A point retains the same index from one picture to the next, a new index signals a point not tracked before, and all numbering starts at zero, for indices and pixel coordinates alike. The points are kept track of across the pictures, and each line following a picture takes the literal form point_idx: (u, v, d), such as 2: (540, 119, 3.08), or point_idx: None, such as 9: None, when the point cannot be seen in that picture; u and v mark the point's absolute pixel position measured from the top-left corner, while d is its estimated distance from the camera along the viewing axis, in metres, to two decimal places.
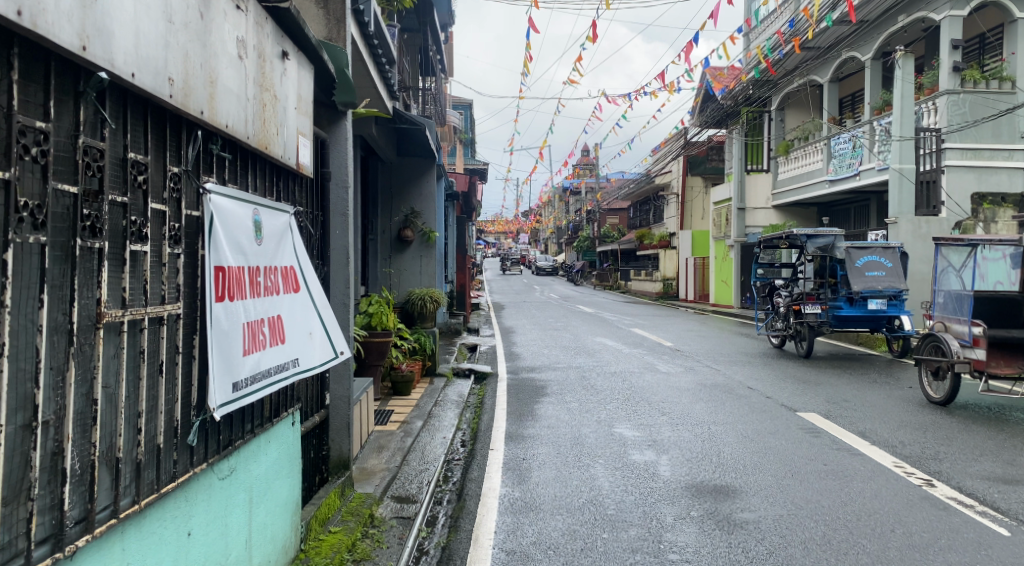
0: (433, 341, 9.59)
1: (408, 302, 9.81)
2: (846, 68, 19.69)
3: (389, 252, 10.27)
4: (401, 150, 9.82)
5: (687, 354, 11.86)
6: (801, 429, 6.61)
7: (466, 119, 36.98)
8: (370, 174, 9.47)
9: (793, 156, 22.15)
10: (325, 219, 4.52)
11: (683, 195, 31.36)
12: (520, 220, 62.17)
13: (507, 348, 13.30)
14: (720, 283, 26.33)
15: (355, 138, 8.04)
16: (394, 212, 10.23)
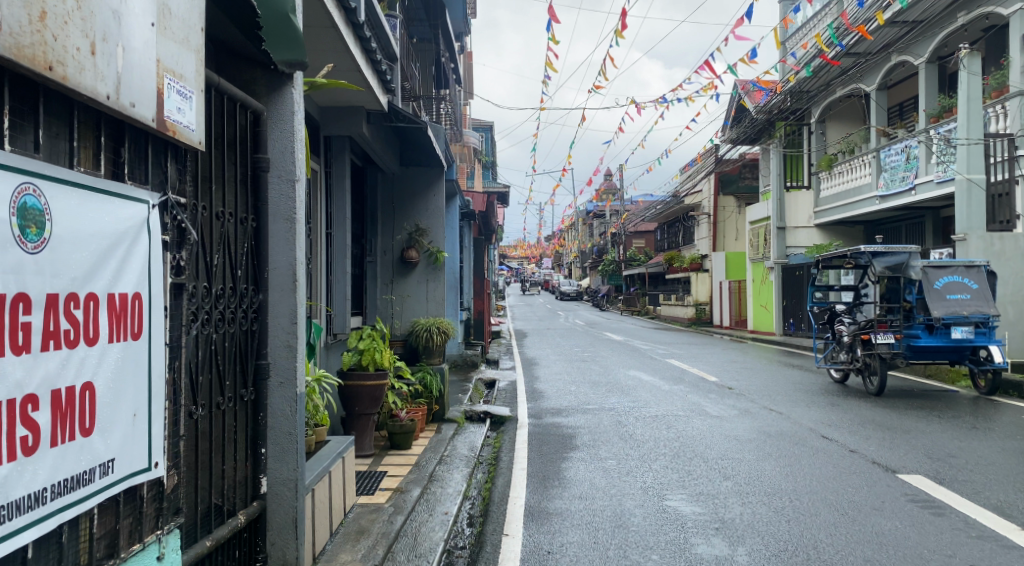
0: (440, 380, 8.20)
1: (412, 334, 8.46)
2: (895, 75, 18.10)
3: (391, 276, 8.90)
4: (404, 157, 8.54)
5: (737, 392, 10.30)
6: (914, 501, 5.04)
7: (487, 141, 36.02)
8: (366, 184, 8.16)
9: (836, 171, 20.61)
10: (257, 225, 3.14)
11: (715, 216, 29.82)
12: (543, 244, 60.96)
13: (529, 384, 11.85)
14: (758, 308, 24.64)
15: (343, 139, 6.66)
16: (397, 230, 8.92)
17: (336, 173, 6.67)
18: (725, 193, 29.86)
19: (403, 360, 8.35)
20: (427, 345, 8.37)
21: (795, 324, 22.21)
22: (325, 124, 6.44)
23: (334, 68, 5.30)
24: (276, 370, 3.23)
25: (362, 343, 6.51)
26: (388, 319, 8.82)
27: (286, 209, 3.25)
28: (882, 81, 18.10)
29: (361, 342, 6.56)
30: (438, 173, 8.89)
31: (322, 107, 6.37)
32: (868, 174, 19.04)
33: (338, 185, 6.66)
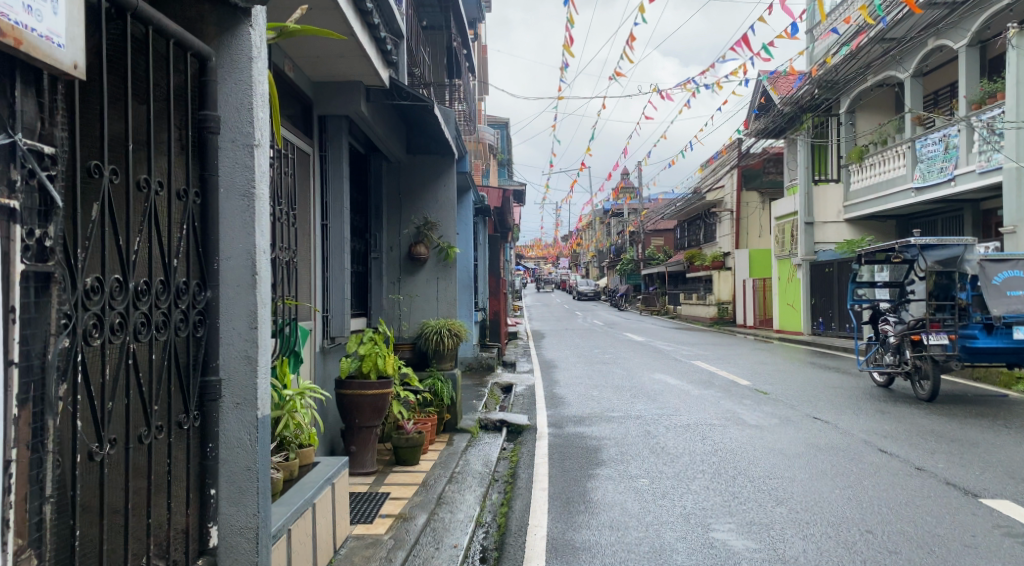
0: (452, 388, 7.53)
1: (421, 337, 7.77)
2: (931, 60, 17.05)
3: (398, 274, 8.20)
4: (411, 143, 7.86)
5: (774, 397, 9.52)
6: (1012, 535, 4.23)
7: (502, 138, 35.41)
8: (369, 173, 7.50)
9: (868, 163, 19.62)
10: (203, 203, 2.47)
11: (738, 212, 28.92)
12: (560, 244, 60.26)
13: (548, 389, 11.14)
14: (785, 306, 23.74)
15: (341, 118, 5.96)
16: (404, 223, 8.22)
17: (332, 157, 5.97)
18: (748, 188, 29.06)
19: (411, 365, 7.67)
20: (438, 349, 7.69)
21: (825, 323, 21.26)
22: (319, 101, 5.78)
23: (313, 15, 4.51)
24: (230, 389, 2.53)
25: (362, 349, 5.88)
26: (394, 320, 8.10)
27: (242, 182, 2.56)
28: (918, 67, 17.05)
29: (363, 348, 5.93)
30: (449, 163, 8.19)
31: (315, 82, 5.72)
32: (902, 166, 18.05)
33: (334, 170, 5.96)
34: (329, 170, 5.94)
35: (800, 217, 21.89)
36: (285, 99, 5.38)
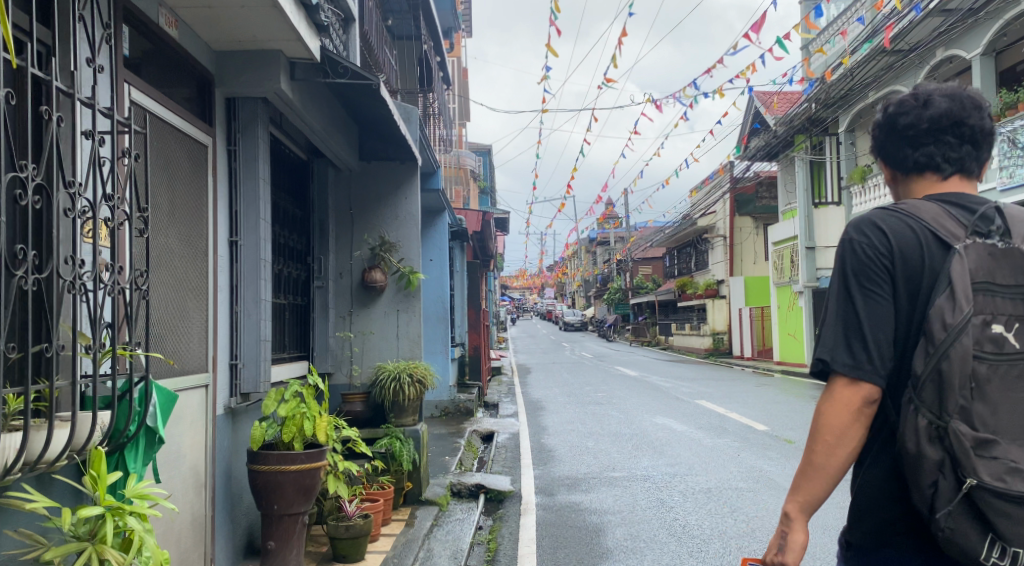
0: (414, 449, 6.01)
1: (376, 385, 6.24)
2: (940, 73, 16.06)
3: (349, 305, 6.65)
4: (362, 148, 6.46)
5: (802, 447, 8.08)
6: None
7: (485, 165, 34.27)
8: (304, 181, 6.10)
9: (870, 183, 18.51)
10: None
11: (731, 238, 27.80)
12: (547, 274, 59.08)
13: (535, 437, 9.62)
14: (785, 336, 22.37)
15: (257, 99, 4.50)
16: (355, 244, 6.67)
17: (244, 154, 4.51)
18: (741, 214, 28.01)
19: (363, 419, 6.12)
20: (395, 401, 6.18)
21: None
22: (225, 79, 4.33)
23: None
24: None
25: (284, 411, 4.35)
26: (345, 362, 6.55)
27: None
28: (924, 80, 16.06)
29: (285, 408, 4.39)
30: (410, 172, 6.76)
31: (219, 52, 4.31)
32: None
33: (247, 172, 4.52)
34: (241, 170, 4.50)
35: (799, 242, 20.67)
36: (172, 72, 3.95)
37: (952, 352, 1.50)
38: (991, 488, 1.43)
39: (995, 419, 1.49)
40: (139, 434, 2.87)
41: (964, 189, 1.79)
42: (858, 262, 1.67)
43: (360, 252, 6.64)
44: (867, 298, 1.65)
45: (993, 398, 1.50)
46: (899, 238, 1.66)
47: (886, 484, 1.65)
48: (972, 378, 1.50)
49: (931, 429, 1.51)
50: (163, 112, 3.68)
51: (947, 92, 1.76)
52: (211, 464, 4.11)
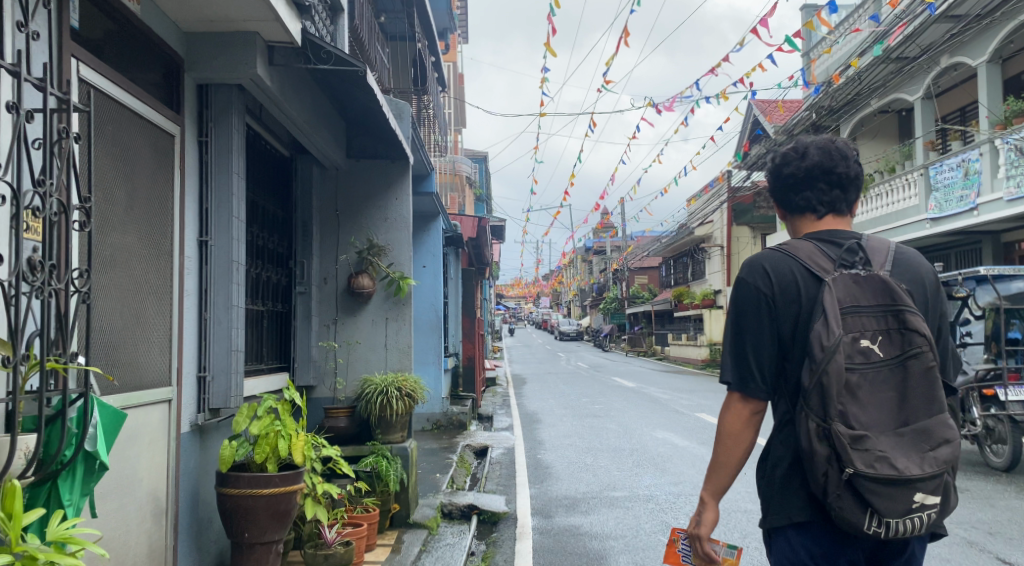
0: (401, 467, 5.65)
1: (362, 398, 5.85)
2: (943, 81, 15.81)
3: (334, 313, 6.25)
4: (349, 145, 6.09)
5: None
6: None
7: (481, 173, 33.95)
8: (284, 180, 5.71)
9: (872, 193, 18.25)
10: None
11: (729, 248, 27.52)
12: (543, 283, 58.69)
13: (531, 452, 9.21)
14: None
15: (232, 87, 4.12)
16: (341, 247, 6.27)
17: (215, 146, 4.12)
18: (739, 223, 27.75)
19: (346, 435, 5.74)
20: (381, 417, 5.78)
21: None
22: (195, 63, 3.94)
23: None
24: None
25: (255, 430, 3.94)
26: (328, 373, 6.14)
27: None
28: (928, 88, 15.80)
29: (257, 427, 3.98)
30: (402, 172, 6.38)
31: (188, 34, 3.93)
32: (914, 196, 16.53)
33: (219, 165, 4.12)
34: (212, 163, 4.10)
35: None
36: (138, 55, 3.57)
37: (828, 362, 1.71)
38: (865, 473, 1.64)
39: (872, 416, 1.69)
40: (75, 460, 2.42)
41: (839, 225, 2.04)
42: (744, 292, 1.92)
43: (345, 256, 6.25)
44: (751, 324, 1.89)
45: (867, 397, 1.71)
46: (777, 271, 1.90)
47: (791, 478, 1.83)
48: (846, 382, 1.71)
49: (816, 428, 1.72)
50: (121, 96, 3.28)
51: (817, 143, 2.03)
52: (174, 489, 3.67)
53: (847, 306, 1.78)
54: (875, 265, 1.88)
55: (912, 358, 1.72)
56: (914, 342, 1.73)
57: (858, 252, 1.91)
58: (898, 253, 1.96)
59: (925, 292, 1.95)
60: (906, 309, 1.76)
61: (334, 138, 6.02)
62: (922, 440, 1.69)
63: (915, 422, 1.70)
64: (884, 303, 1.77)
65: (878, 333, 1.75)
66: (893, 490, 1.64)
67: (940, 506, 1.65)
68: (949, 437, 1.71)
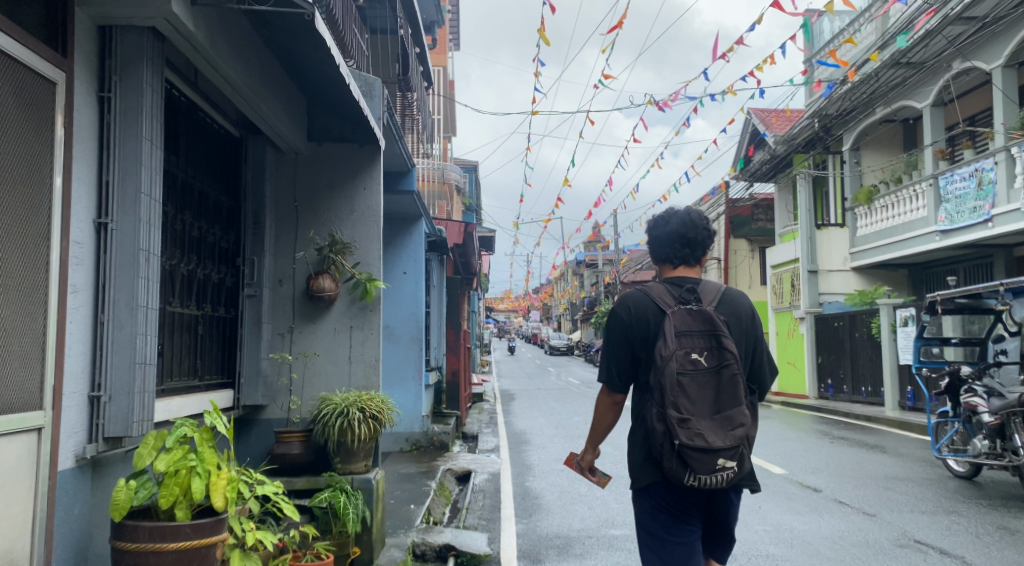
0: (363, 502, 4.81)
1: (319, 421, 4.99)
2: (954, 87, 15.13)
3: (290, 320, 5.40)
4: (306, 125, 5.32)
5: (831, 497, 6.83)
6: None
7: (472, 182, 33.12)
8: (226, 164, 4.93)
9: (876, 205, 17.59)
10: None
11: (726, 261, 26.81)
12: (534, 295, 57.70)
13: (518, 478, 8.35)
14: (784, 365, 21.18)
15: (142, 30, 3.31)
16: (300, 242, 5.43)
17: (117, 103, 3.28)
18: (736, 236, 27.03)
19: (302, 463, 4.93)
20: (340, 443, 4.91)
21: (834, 386, 18.21)
22: None
23: None
24: None
25: (160, 466, 3.06)
26: (281, 391, 5.28)
27: None
28: (938, 95, 15.12)
29: (163, 462, 3.09)
30: (372, 156, 5.54)
31: None
32: (922, 207, 15.85)
33: (125, 129, 3.29)
34: (116, 124, 3.27)
35: (801, 265, 19.55)
36: None
37: (666, 367, 2.48)
38: (686, 443, 2.40)
39: (695, 406, 2.44)
40: None
41: (688, 274, 2.86)
42: (618, 318, 2.69)
43: (304, 252, 5.42)
44: (620, 341, 2.68)
45: (692, 391, 2.47)
46: (641, 305, 2.68)
47: (643, 448, 2.60)
48: (679, 382, 2.47)
49: (658, 414, 2.47)
50: None
51: (674, 221, 2.88)
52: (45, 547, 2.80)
53: (682, 330, 2.55)
54: (706, 303, 2.67)
55: (724, 367, 2.49)
56: (725, 356, 2.50)
57: (695, 294, 2.71)
58: (726, 294, 2.75)
59: (744, 324, 2.75)
60: (722, 335, 2.54)
61: (292, 116, 5.19)
62: (727, 421, 2.46)
63: (724, 410, 2.48)
64: (709, 328, 2.55)
65: (703, 350, 2.52)
66: (704, 455, 2.41)
67: (735, 466, 2.42)
68: (744, 420, 2.48)
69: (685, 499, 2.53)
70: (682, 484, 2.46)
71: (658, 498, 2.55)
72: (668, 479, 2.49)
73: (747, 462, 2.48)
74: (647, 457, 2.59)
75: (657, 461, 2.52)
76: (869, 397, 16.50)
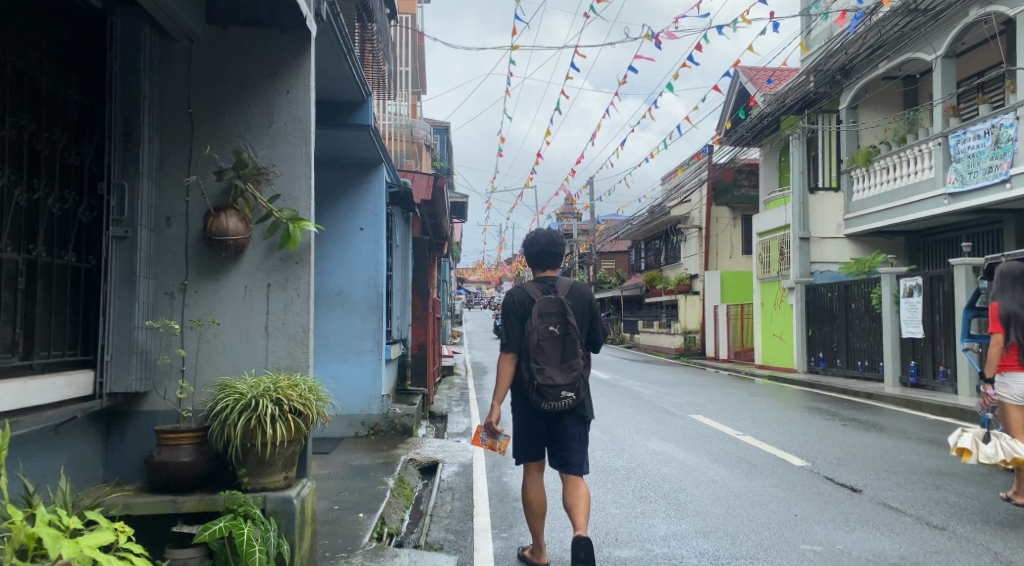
0: (277, 532, 3.38)
1: (213, 416, 3.52)
2: (967, 39, 13.85)
3: (181, 276, 3.87)
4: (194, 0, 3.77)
5: (879, 501, 5.52)
6: None
7: (443, 143, 31.57)
8: (65, 43, 3.36)
9: (876, 166, 16.42)
10: None
11: (707, 229, 25.71)
12: (507, 266, 56.74)
13: (490, 473, 6.93)
14: (769, 337, 20.15)
15: None
16: (194, 166, 3.89)
17: None
18: (719, 203, 25.85)
19: (197, 474, 3.48)
20: (246, 448, 3.45)
21: (826, 359, 17.20)
22: None
23: None
24: None
25: None
26: (168, 375, 3.78)
27: None
28: (951, 46, 13.78)
29: None
30: (298, 47, 4.03)
31: None
32: (929, 168, 14.67)
33: None
34: None
35: (792, 232, 18.37)
36: None
37: (529, 334, 3.83)
38: (541, 382, 3.77)
39: (548, 359, 3.80)
40: None
41: (551, 272, 4.17)
42: (502, 304, 4.00)
43: (200, 179, 3.89)
44: (503, 319, 3.97)
45: (547, 349, 3.83)
46: (516, 296, 3.98)
47: (517, 389, 3.96)
48: (538, 343, 3.83)
49: (525, 364, 3.84)
50: None
51: (542, 232, 4.12)
52: None
53: (543, 310, 3.89)
54: (560, 291, 3.99)
55: (568, 334, 3.85)
56: (569, 326, 3.86)
57: (554, 284, 4.03)
58: (577, 282, 4.05)
59: (589, 302, 4.05)
60: (568, 312, 3.89)
61: None
62: (568, 366, 3.84)
63: (566, 360, 3.85)
64: (559, 308, 3.90)
65: (556, 322, 3.86)
66: (550, 389, 3.77)
67: (571, 395, 3.77)
68: (580, 366, 3.86)
69: (548, 420, 3.86)
70: (542, 410, 3.81)
71: (532, 421, 3.90)
72: (535, 408, 3.83)
73: (582, 394, 3.84)
74: (521, 397, 3.94)
75: (528, 397, 3.86)
76: (865, 371, 15.49)
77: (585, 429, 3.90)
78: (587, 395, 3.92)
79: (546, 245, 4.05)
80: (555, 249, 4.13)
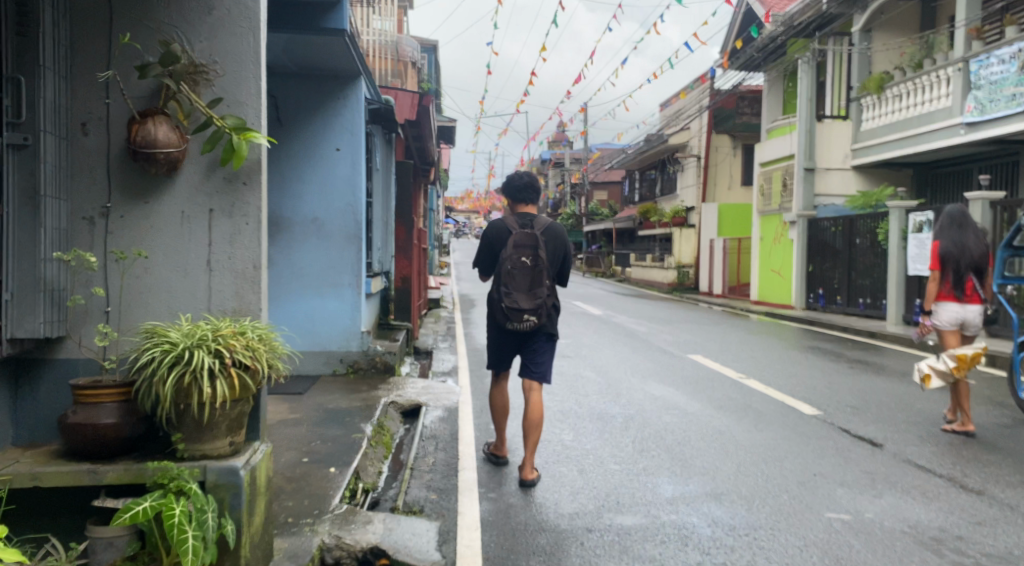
0: (220, 508, 2.80)
1: (141, 370, 2.88)
2: None
3: (103, 197, 3.15)
4: None
5: (903, 458, 5.02)
6: None
7: (432, 65, 30.04)
8: None
9: (889, 94, 15.51)
10: None
11: (706, 159, 24.82)
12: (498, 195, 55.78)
13: (477, 419, 6.40)
14: (767, 272, 19.65)
15: None
16: (113, 60, 3.13)
17: None
18: (718, 132, 24.86)
19: (122, 439, 2.87)
20: (181, 409, 2.83)
21: (825, 296, 16.75)
22: None
23: None
24: None
25: None
26: (89, 318, 3.14)
27: None
28: None
29: None
30: None
31: None
32: (947, 96, 13.78)
33: None
34: None
35: (797, 163, 17.55)
36: None
37: (504, 262, 4.24)
38: (507, 303, 4.20)
39: (516, 285, 4.21)
40: None
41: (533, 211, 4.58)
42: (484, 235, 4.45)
43: (122, 77, 3.14)
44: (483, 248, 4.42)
45: (518, 277, 4.24)
46: (497, 230, 4.42)
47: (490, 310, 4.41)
48: (511, 271, 4.24)
49: (496, 287, 4.28)
50: None
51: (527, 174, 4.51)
52: None
53: (518, 243, 4.29)
54: (536, 229, 4.38)
55: (538, 266, 4.26)
56: (539, 259, 4.26)
57: (531, 223, 4.43)
58: (552, 224, 4.45)
59: (562, 243, 4.45)
60: (539, 247, 4.28)
61: None
62: (534, 293, 4.24)
63: (533, 287, 4.25)
64: (531, 242, 4.30)
65: (528, 255, 4.26)
66: (514, 310, 4.20)
67: (533, 318, 4.17)
68: (545, 294, 4.25)
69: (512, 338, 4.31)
70: (507, 328, 4.24)
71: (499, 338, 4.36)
72: (502, 327, 4.26)
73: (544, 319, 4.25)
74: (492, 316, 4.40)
75: (497, 317, 4.30)
76: (867, 310, 15.06)
77: (548, 351, 4.31)
78: (551, 321, 4.33)
79: (527, 187, 4.42)
80: (538, 192, 4.52)
